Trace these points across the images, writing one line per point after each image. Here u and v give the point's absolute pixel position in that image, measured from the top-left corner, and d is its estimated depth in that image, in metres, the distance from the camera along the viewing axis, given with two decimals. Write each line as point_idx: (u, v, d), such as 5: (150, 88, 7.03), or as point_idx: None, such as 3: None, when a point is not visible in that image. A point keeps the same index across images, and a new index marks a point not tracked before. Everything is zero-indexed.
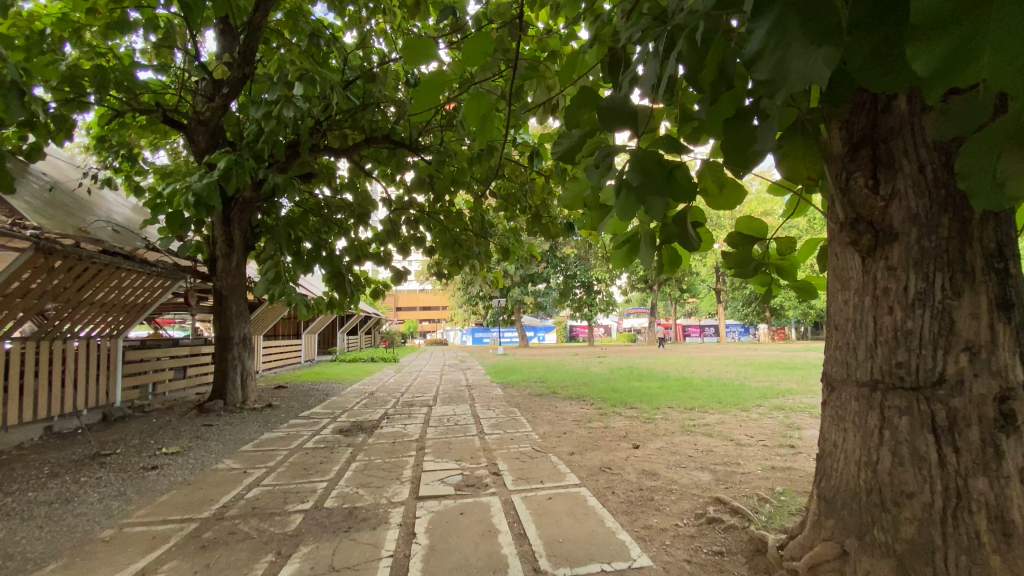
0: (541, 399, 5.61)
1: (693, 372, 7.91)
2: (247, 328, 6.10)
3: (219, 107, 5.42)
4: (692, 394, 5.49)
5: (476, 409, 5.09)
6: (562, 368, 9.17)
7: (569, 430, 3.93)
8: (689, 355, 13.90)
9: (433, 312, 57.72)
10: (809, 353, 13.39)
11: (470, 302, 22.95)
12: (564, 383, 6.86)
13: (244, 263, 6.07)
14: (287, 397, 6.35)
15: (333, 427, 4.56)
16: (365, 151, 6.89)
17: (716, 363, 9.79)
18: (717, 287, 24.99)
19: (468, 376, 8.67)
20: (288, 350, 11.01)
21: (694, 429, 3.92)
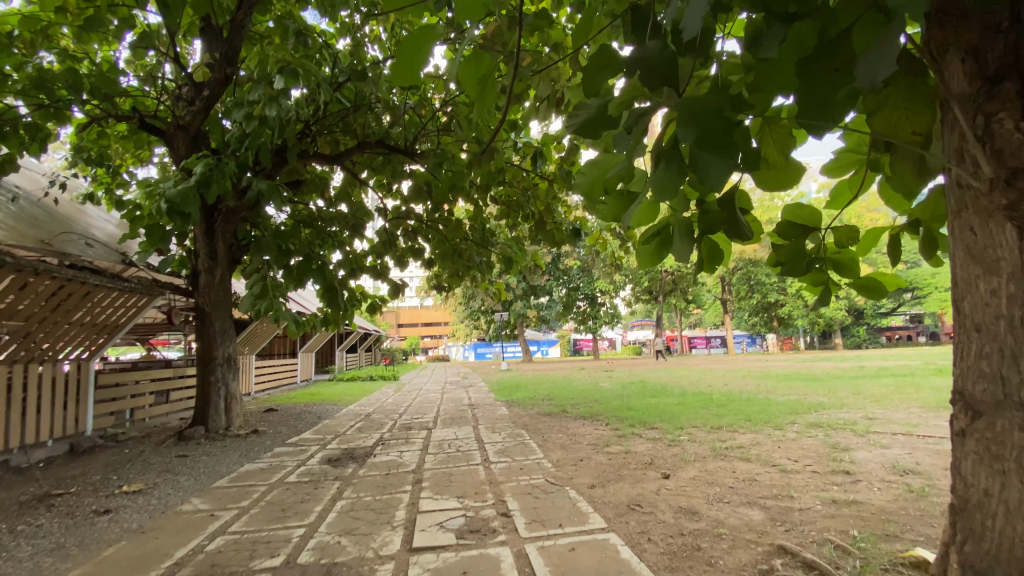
0: (550, 420, 5.15)
1: (711, 386, 7.45)
2: (233, 347, 5.64)
3: (200, 112, 5.06)
4: (716, 411, 5.04)
5: (481, 433, 4.64)
6: (570, 384, 8.71)
7: (586, 456, 3.48)
8: (700, 368, 13.40)
9: (435, 329, 57.26)
10: (825, 363, 12.92)
11: (472, 318, 22.50)
12: (574, 401, 6.40)
13: (229, 277, 5.65)
14: (277, 421, 5.88)
15: (322, 455, 4.11)
16: (359, 158, 6.54)
17: (732, 376, 9.31)
18: (723, 297, 24.55)
19: (472, 394, 8.20)
20: (282, 370, 10.56)
21: (727, 453, 3.46)
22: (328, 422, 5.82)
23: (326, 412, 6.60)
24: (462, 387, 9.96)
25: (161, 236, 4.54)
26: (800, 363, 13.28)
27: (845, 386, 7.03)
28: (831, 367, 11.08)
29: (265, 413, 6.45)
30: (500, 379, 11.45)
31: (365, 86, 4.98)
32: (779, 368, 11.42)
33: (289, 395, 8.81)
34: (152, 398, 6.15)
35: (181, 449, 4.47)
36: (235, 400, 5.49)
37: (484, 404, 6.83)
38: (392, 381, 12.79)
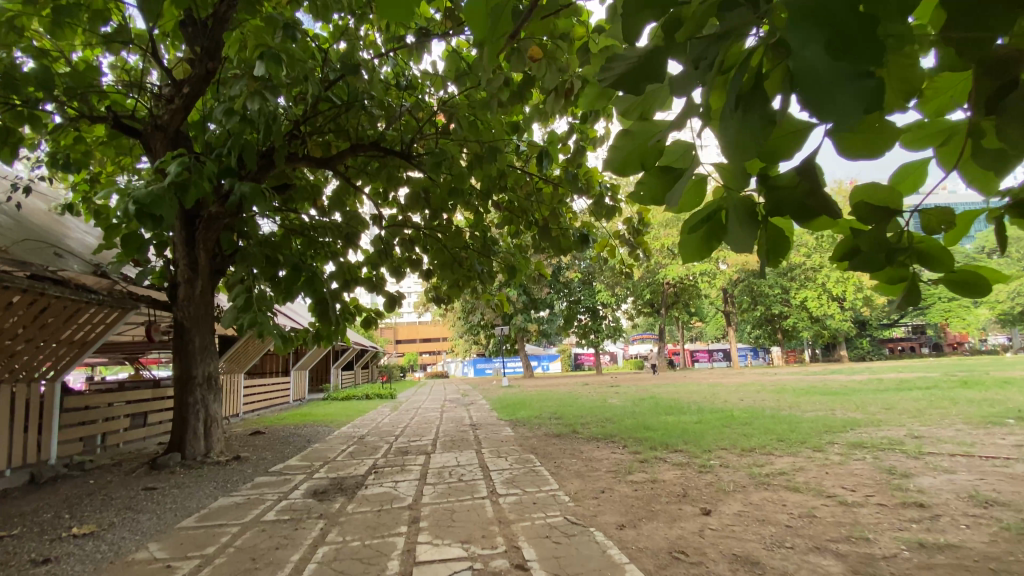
0: (561, 442, 4.71)
1: (727, 401, 7.02)
2: (215, 366, 5.19)
3: (180, 111, 4.69)
4: (742, 431, 4.62)
5: (485, 457, 4.19)
6: (577, 400, 8.27)
7: (608, 487, 3.05)
8: (708, 381, 12.98)
9: (433, 345, 56.67)
10: (836, 375, 12.53)
11: (472, 333, 22.07)
12: (584, 419, 5.97)
13: (211, 290, 5.19)
14: (263, 445, 5.42)
15: (308, 487, 3.66)
16: (353, 163, 6.17)
17: (745, 390, 8.89)
18: (727, 309, 24.17)
19: (473, 412, 7.75)
20: (274, 387, 10.07)
21: (770, 480, 3.04)
22: (318, 446, 5.37)
23: (318, 434, 6.14)
24: (462, 405, 9.51)
25: (137, 245, 4.16)
26: (810, 376, 12.89)
27: (869, 400, 6.63)
28: (844, 379, 10.69)
29: (251, 436, 5.97)
30: (501, 396, 11.00)
31: (358, 82, 4.64)
32: (791, 381, 11.02)
33: (280, 415, 8.34)
34: (128, 422, 5.69)
35: (152, 480, 4.00)
36: (215, 423, 5.02)
37: (487, 423, 6.40)
38: (389, 398, 12.32)
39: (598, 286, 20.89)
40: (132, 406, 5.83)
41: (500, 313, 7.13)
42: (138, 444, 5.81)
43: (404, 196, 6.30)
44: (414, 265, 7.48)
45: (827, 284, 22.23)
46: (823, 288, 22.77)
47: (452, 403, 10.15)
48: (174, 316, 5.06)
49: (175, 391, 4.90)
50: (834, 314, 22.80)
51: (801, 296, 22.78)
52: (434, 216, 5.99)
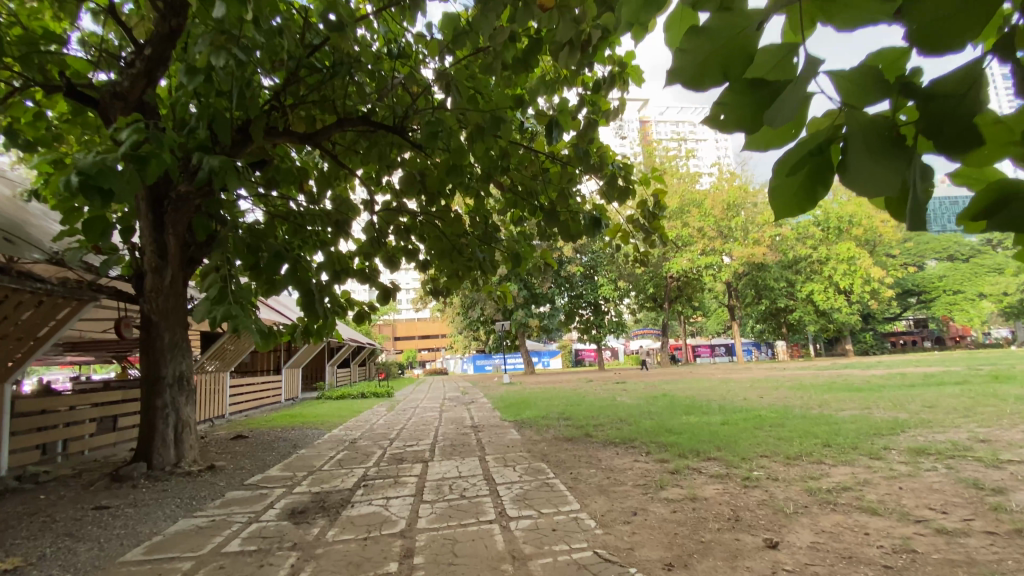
0: (574, 447, 4.21)
1: (749, 401, 6.51)
2: (188, 364, 4.67)
3: (141, 77, 4.13)
4: (778, 434, 4.12)
5: (490, 467, 3.69)
6: (585, 399, 7.76)
7: (641, 507, 2.54)
8: (717, 377, 12.49)
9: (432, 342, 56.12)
10: (851, 371, 12.04)
11: (472, 329, 21.54)
12: (596, 420, 5.47)
13: (183, 280, 4.64)
14: (243, 452, 4.91)
15: (286, 505, 3.15)
16: (342, 142, 5.62)
17: (764, 388, 8.38)
18: (732, 303, 23.66)
19: (474, 413, 7.23)
20: (263, 387, 9.54)
21: (836, 500, 2.54)
22: (304, 452, 4.87)
23: (306, 438, 5.65)
24: (462, 403, 9.01)
25: (102, 228, 3.67)
26: (824, 371, 12.41)
27: (903, 398, 6.13)
28: (862, 374, 10.20)
29: (232, 441, 5.45)
30: (503, 393, 10.51)
31: (344, 42, 4.09)
32: (806, 376, 10.53)
33: (269, 416, 7.84)
34: (94, 426, 5.18)
35: (109, 496, 3.48)
36: (188, 428, 4.50)
37: (490, 425, 5.89)
38: (385, 397, 11.81)
39: (600, 280, 20.40)
40: (100, 409, 5.30)
41: (502, 305, 6.61)
42: (106, 451, 5.28)
43: (398, 178, 5.76)
44: (410, 255, 6.96)
45: (834, 277, 21.74)
46: (830, 281, 22.29)
47: (451, 402, 9.65)
48: (140, 309, 4.52)
49: (142, 393, 4.37)
50: (841, 307, 22.31)
51: (807, 289, 22.26)
52: (431, 200, 5.45)
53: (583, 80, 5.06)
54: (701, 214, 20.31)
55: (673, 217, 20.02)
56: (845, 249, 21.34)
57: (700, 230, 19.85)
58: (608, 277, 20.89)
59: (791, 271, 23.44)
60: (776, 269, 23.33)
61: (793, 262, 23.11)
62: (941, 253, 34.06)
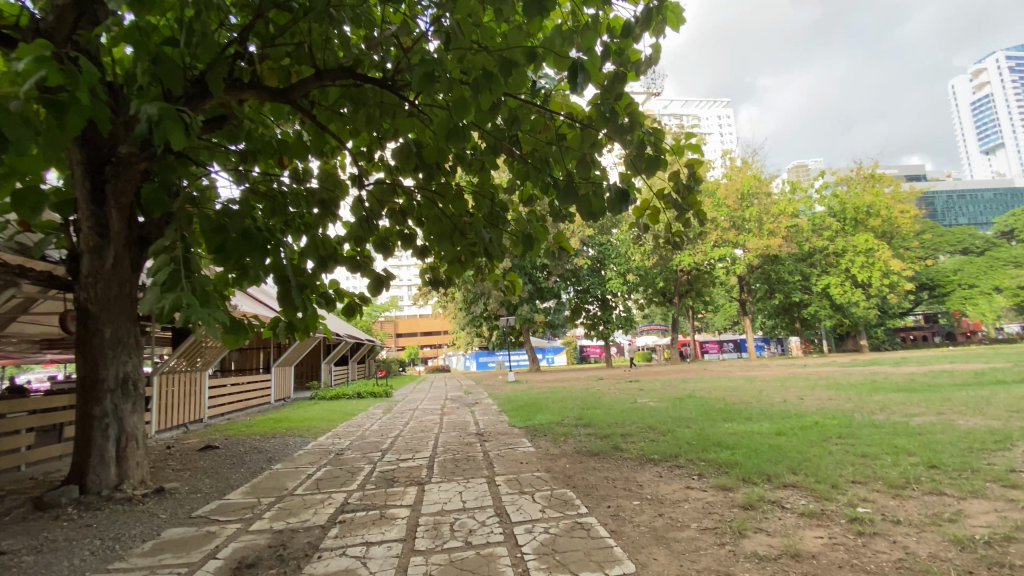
0: (604, 465, 3.45)
1: (793, 404, 5.75)
2: (139, 365, 3.89)
3: (68, 10, 3.35)
4: (857, 451, 3.35)
5: (504, 495, 2.91)
6: (603, 400, 6.99)
7: (726, 572, 1.78)
8: (737, 375, 11.71)
9: (433, 339, 55.37)
10: (880, 368, 11.28)
11: (475, 325, 20.76)
12: (622, 428, 4.69)
13: (130, 265, 3.83)
14: (206, 468, 4.15)
15: (234, 552, 2.37)
16: (325, 101, 4.79)
17: (800, 388, 7.61)
18: (744, 298, 22.84)
19: (479, 417, 6.46)
20: (248, 387, 8.76)
21: (1012, 561, 1.77)
22: (278, 467, 4.11)
23: (284, 449, 4.90)
24: (466, 405, 8.25)
25: (34, 200, 2.71)
26: (850, 368, 11.64)
27: (972, 400, 5.36)
28: (897, 373, 9.45)
29: (199, 454, 4.68)
30: (508, 394, 9.77)
31: None
32: (835, 375, 9.78)
33: (251, 420, 7.08)
34: (33, 437, 4.44)
35: (14, 538, 2.72)
36: (134, 442, 3.73)
37: (497, 433, 5.12)
38: (383, 397, 11.05)
39: (608, 274, 19.66)
40: (40, 417, 4.54)
41: (511, 296, 5.83)
42: (44, 467, 4.55)
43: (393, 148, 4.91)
44: (406, 240, 6.18)
45: (851, 270, 20.96)
46: (847, 275, 21.47)
47: (452, 403, 8.89)
48: (77, 299, 3.73)
49: (78, 401, 3.60)
50: (858, 302, 21.48)
51: (823, 283, 21.44)
52: (431, 170, 4.63)
53: (608, 25, 4.26)
54: (715, 205, 19.50)
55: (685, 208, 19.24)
56: (863, 241, 20.56)
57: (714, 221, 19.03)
58: (616, 270, 20.11)
59: (805, 264, 22.60)
60: (790, 262, 22.51)
61: (808, 255, 22.30)
62: (954, 246, 33.21)
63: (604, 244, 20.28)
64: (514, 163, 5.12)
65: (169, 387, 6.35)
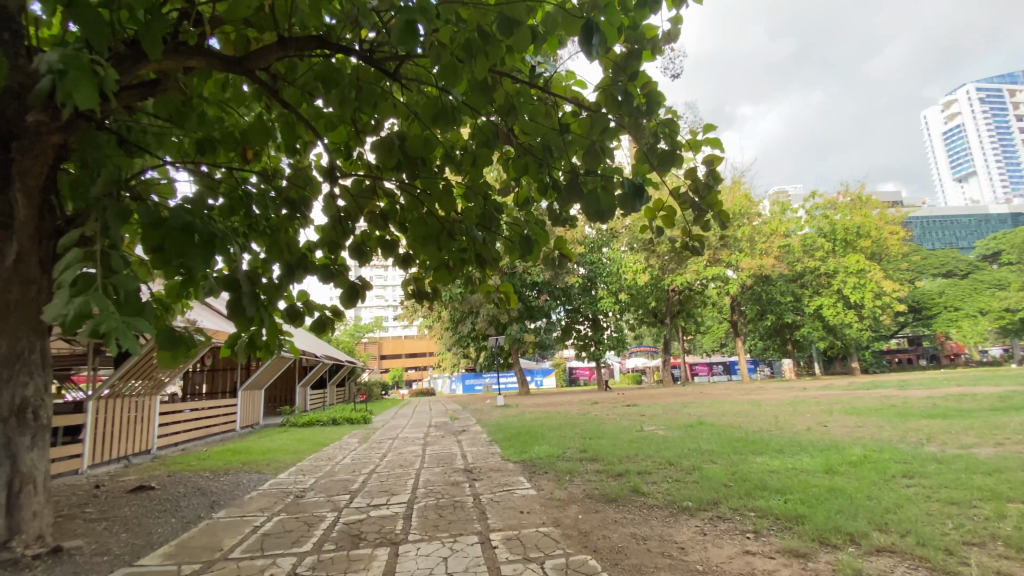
0: (628, 516, 2.75)
1: (821, 433, 5.11)
2: (47, 389, 3.13)
3: None
4: (942, 499, 2.71)
5: (504, 566, 2.20)
6: (605, 428, 6.27)
7: None
8: (739, 399, 11.09)
9: (418, 361, 54.12)
10: (886, 390, 10.74)
11: (461, 346, 19.96)
12: (636, 463, 4.01)
13: (39, 264, 3.08)
14: (128, 518, 3.35)
15: None
16: (290, 81, 4.10)
17: (815, 413, 7.00)
18: (736, 319, 22.41)
19: (467, 448, 5.71)
20: (209, 413, 7.88)
21: None
22: (220, 516, 3.33)
23: (232, 489, 4.10)
24: (451, 433, 7.47)
25: None
26: (854, 391, 11.10)
27: (1020, 428, 4.80)
28: (910, 396, 8.89)
29: (127, 498, 3.88)
30: (497, 420, 9.01)
31: None
32: (845, 399, 9.21)
33: (206, 451, 6.23)
34: None
35: None
36: (33, 487, 2.95)
37: (489, 469, 4.39)
38: (360, 423, 10.18)
39: (600, 293, 19.21)
40: None
41: (503, 311, 5.15)
42: None
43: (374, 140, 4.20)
44: (387, 247, 5.49)
45: (843, 290, 20.66)
46: (839, 296, 21.17)
47: (436, 431, 8.10)
48: None
49: None
50: (851, 324, 21.15)
51: (815, 304, 21.09)
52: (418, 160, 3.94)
53: None
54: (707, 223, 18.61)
55: None
56: (854, 261, 20.34)
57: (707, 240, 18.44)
58: (608, 289, 19.56)
59: (797, 285, 22.30)
60: (782, 283, 22.20)
61: (800, 275, 22.01)
62: (938, 268, 33.43)
63: (595, 262, 19.77)
64: (511, 158, 4.50)
65: (109, 414, 5.51)
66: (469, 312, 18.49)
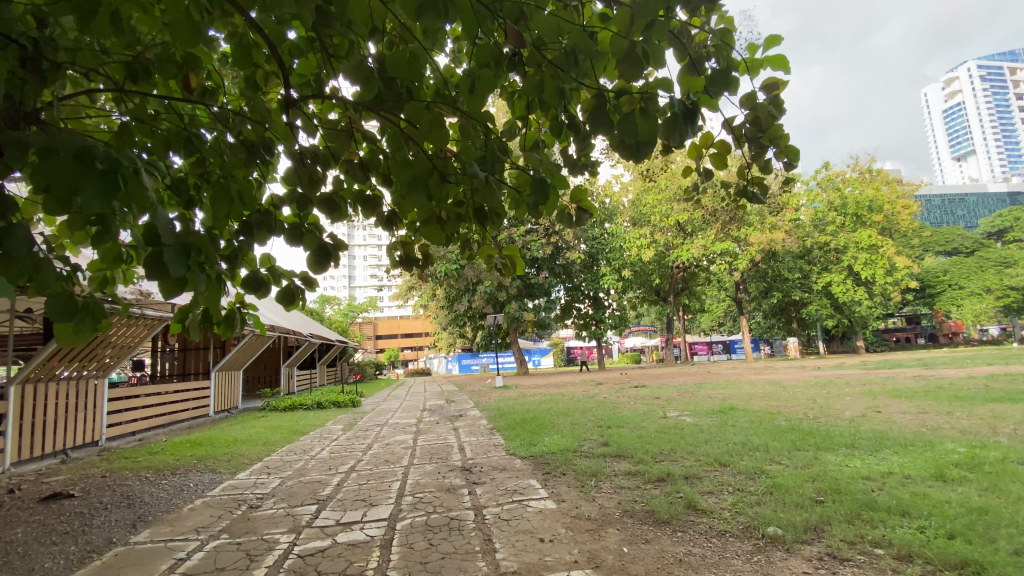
0: (697, 553, 1.95)
1: (884, 422, 4.34)
2: None
3: None
4: None
5: None
6: (622, 414, 5.46)
7: None
8: (755, 379, 10.33)
9: (413, 341, 53.39)
10: (914, 369, 10.00)
11: (456, 325, 19.10)
12: (678, 463, 3.20)
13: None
14: (16, 545, 2.53)
15: None
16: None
17: (857, 396, 6.22)
18: (742, 296, 21.65)
19: (465, 438, 4.91)
20: (174, 398, 7.04)
21: None
22: (138, 544, 2.50)
23: (170, 499, 3.28)
24: (447, 419, 6.66)
25: None
26: (879, 371, 10.35)
27: None
28: (949, 377, 8.12)
29: (32, 512, 3.04)
30: (497, 403, 8.22)
31: None
32: (877, 379, 8.45)
33: (161, 443, 5.39)
34: None
35: None
36: None
37: (492, 468, 3.58)
38: (348, 407, 9.37)
39: (602, 269, 18.37)
40: None
41: (508, 278, 4.28)
42: None
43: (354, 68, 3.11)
44: (369, 205, 4.60)
45: (854, 266, 19.84)
46: (849, 272, 20.39)
47: (429, 416, 7.28)
48: None
49: None
50: (862, 301, 20.44)
51: (824, 281, 20.30)
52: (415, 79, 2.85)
53: None
54: None
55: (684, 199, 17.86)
56: (866, 236, 19.48)
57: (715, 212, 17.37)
58: (610, 266, 18.67)
59: (805, 261, 21.51)
60: (790, 259, 21.39)
61: (808, 251, 21.17)
62: (943, 245, 32.78)
63: (598, 237, 18.87)
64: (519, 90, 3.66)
65: (41, 402, 4.69)
66: (465, 289, 17.60)
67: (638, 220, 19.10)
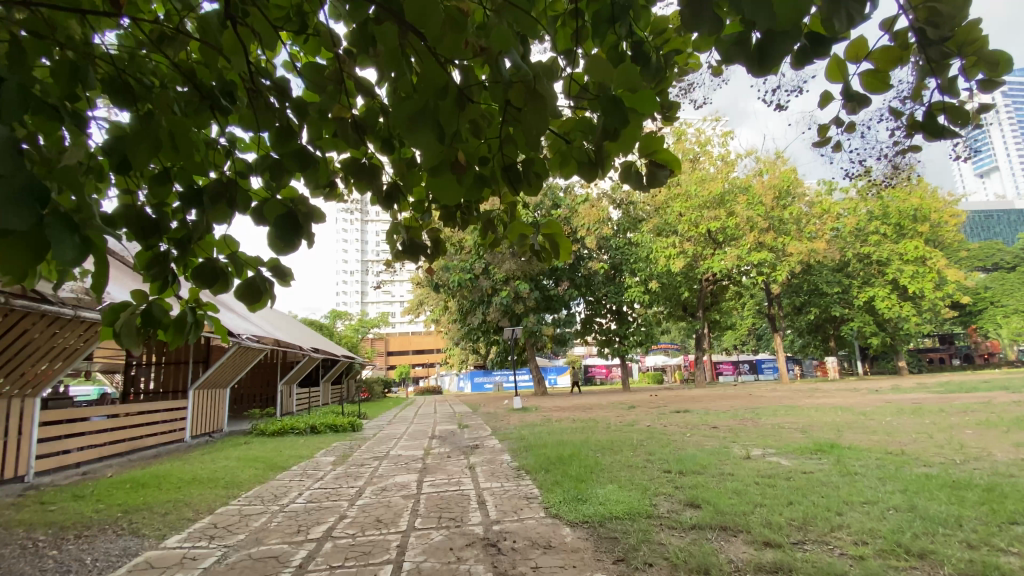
0: None
1: None
2: None
3: None
4: None
5: None
6: (686, 451, 4.25)
7: None
8: (814, 403, 9.02)
9: (426, 357, 52.34)
10: (1003, 394, 8.63)
11: (471, 341, 17.96)
12: (835, 555, 2.00)
13: None
14: None
15: None
16: None
17: (979, 429, 4.94)
18: (774, 313, 20.24)
19: (485, 483, 3.72)
20: (137, 420, 5.94)
21: None
22: None
23: None
24: (460, 451, 5.48)
25: None
26: (958, 396, 8.92)
27: None
28: None
29: None
30: (519, 430, 7.02)
31: None
32: (973, 406, 7.12)
33: (97, 482, 4.25)
34: None
35: None
36: None
37: (532, 544, 2.39)
38: (347, 432, 8.24)
39: (626, 281, 17.20)
40: None
41: (548, 267, 3.10)
42: None
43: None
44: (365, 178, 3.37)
45: (899, 280, 18.41)
46: (893, 287, 18.94)
47: (440, 446, 6.10)
48: None
49: None
50: (909, 317, 18.92)
51: (866, 295, 18.78)
52: None
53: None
54: (749, 203, 16.30)
55: (715, 207, 16.64)
56: (912, 247, 18.06)
57: (749, 220, 16.10)
58: (636, 278, 17.46)
59: (843, 275, 20.09)
60: (826, 272, 19.94)
61: (846, 264, 19.72)
62: (983, 261, 31.12)
63: (621, 247, 17.64)
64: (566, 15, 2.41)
65: None
66: (480, 302, 16.43)
67: (664, 231, 17.86)
